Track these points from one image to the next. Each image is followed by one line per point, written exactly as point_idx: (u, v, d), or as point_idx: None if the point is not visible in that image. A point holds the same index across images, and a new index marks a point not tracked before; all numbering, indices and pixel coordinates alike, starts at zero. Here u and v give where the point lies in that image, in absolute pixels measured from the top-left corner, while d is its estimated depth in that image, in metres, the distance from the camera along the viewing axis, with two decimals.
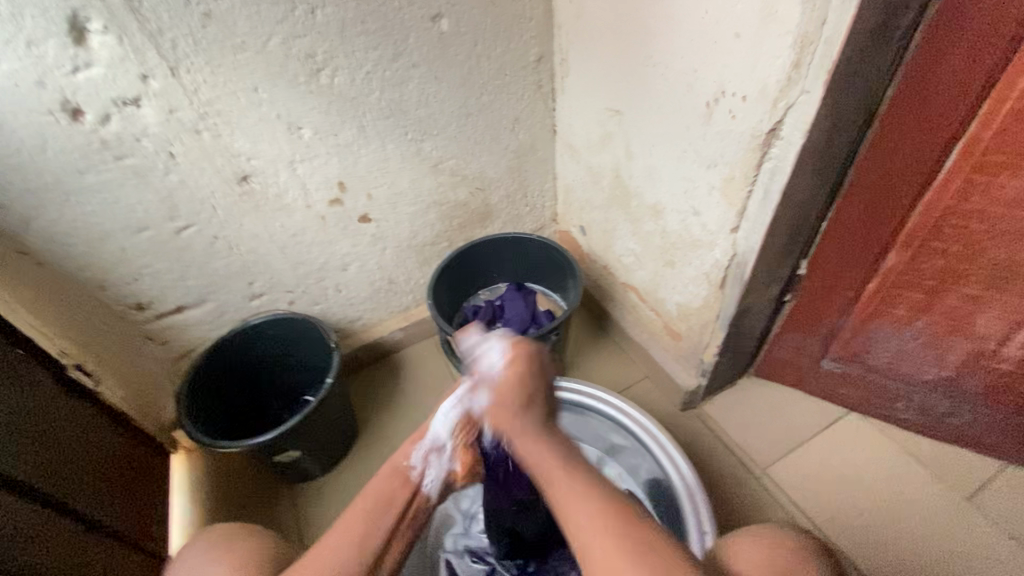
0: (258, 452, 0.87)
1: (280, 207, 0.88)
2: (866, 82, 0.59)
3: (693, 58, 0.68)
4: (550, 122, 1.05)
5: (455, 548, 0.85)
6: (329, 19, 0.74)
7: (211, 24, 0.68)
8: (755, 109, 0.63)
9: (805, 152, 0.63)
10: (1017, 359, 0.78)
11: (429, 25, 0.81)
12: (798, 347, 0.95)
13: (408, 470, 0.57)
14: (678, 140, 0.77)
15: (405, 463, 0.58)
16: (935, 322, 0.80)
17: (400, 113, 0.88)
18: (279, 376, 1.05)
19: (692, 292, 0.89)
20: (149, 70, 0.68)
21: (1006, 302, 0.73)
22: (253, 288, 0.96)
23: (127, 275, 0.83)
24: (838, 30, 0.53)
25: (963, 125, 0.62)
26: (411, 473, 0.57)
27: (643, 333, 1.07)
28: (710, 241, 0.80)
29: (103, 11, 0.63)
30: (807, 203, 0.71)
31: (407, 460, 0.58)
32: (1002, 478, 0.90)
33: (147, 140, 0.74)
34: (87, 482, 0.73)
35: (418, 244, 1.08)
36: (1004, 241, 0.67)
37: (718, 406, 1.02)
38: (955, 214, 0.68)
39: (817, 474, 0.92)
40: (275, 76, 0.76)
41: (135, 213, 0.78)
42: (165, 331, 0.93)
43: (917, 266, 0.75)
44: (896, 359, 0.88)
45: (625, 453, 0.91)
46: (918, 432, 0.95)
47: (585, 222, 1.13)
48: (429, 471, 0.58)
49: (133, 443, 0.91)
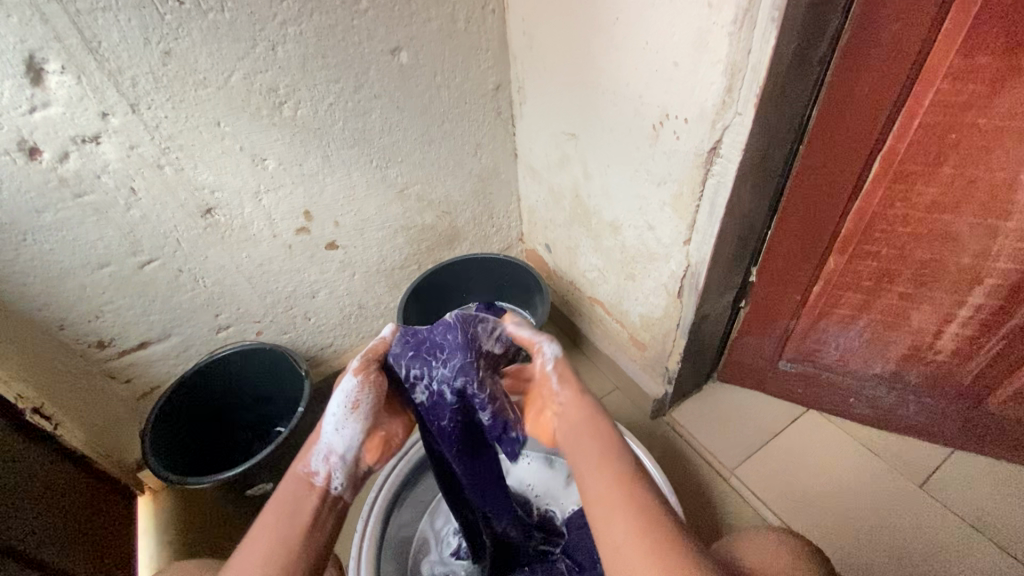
0: (228, 486, 0.85)
1: (245, 237, 0.89)
2: (791, 102, 0.65)
3: (638, 85, 0.73)
4: (511, 146, 1.10)
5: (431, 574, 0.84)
6: (290, 55, 0.76)
7: (172, 61, 0.70)
8: (696, 130, 0.68)
9: (743, 168, 0.68)
10: (951, 350, 0.85)
11: (389, 57, 0.84)
12: (756, 349, 0.99)
13: (310, 477, 0.54)
14: (630, 161, 0.81)
15: (304, 470, 0.55)
16: (876, 319, 0.86)
17: (364, 142, 0.90)
18: (249, 408, 1.04)
19: (653, 302, 0.93)
20: (108, 108, 0.69)
21: (935, 298, 0.79)
22: (220, 320, 0.96)
23: (88, 313, 0.82)
24: (761, 58, 0.58)
25: (880, 138, 0.68)
26: (313, 479, 0.54)
27: (611, 345, 1.10)
28: (666, 254, 0.84)
29: (61, 52, 0.64)
30: (750, 214, 0.76)
31: (305, 467, 0.55)
32: (950, 461, 0.96)
33: (108, 176, 0.74)
34: (46, 529, 0.70)
35: (387, 269, 1.09)
36: (928, 242, 0.74)
37: (685, 412, 1.06)
38: (883, 219, 0.74)
39: (782, 472, 0.96)
40: (237, 111, 0.77)
41: (96, 249, 0.78)
42: (128, 369, 0.91)
43: (855, 269, 0.81)
44: (845, 356, 0.94)
45: None
46: (873, 425, 1.01)
47: (550, 240, 1.16)
48: (333, 473, 0.55)
49: (95, 486, 0.88)
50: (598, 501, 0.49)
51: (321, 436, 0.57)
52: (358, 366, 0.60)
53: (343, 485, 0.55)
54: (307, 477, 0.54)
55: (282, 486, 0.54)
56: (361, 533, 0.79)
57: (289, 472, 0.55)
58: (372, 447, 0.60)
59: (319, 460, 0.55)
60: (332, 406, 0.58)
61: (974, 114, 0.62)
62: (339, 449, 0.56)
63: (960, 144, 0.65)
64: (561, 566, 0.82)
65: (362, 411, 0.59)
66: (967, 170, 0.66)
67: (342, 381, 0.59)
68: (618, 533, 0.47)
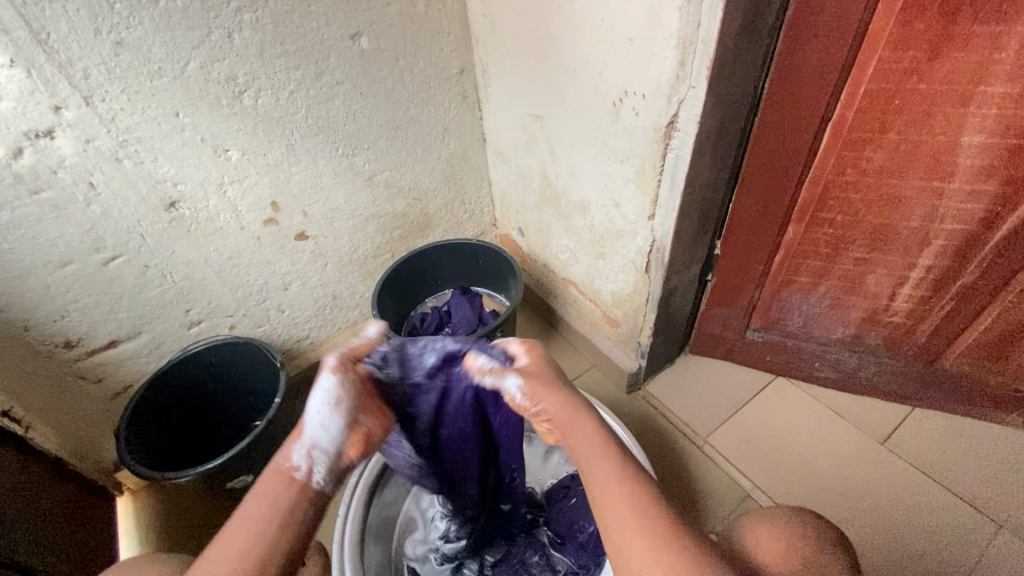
0: (206, 480, 0.85)
1: (212, 230, 0.88)
2: (743, 73, 0.66)
3: (596, 62, 0.74)
4: (478, 130, 1.10)
5: (418, 555, 0.85)
6: (247, 42, 0.75)
7: (124, 51, 0.68)
8: (653, 105, 0.70)
9: (700, 141, 0.70)
10: (906, 311, 0.89)
11: (349, 43, 0.84)
12: (724, 320, 1.02)
13: (292, 473, 0.52)
14: (594, 139, 0.83)
15: (287, 465, 0.52)
16: (834, 285, 0.89)
17: (329, 129, 0.90)
18: (225, 403, 1.03)
19: (623, 279, 0.95)
20: (61, 101, 0.68)
21: (888, 261, 0.83)
22: (192, 315, 0.95)
23: (52, 313, 0.80)
24: (710, 31, 0.60)
25: (830, 107, 0.70)
26: (296, 474, 0.52)
27: (586, 323, 1.12)
28: (632, 230, 0.86)
29: (8, 45, 0.62)
30: (710, 186, 0.78)
31: (288, 461, 0.52)
32: (909, 418, 1.00)
33: (65, 171, 0.72)
34: (19, 531, 0.70)
35: (359, 258, 1.09)
36: (879, 207, 0.77)
37: (659, 385, 1.09)
38: (836, 186, 0.77)
39: (753, 437, 0.99)
40: (194, 101, 0.76)
41: (57, 247, 0.76)
42: (99, 368, 0.89)
43: (812, 237, 0.84)
44: (808, 323, 0.97)
45: None
46: (836, 388, 1.05)
47: (522, 224, 1.17)
48: (316, 468, 0.52)
49: (70, 486, 0.87)
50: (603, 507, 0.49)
51: (304, 431, 0.55)
52: (336, 367, 0.58)
53: (324, 478, 0.53)
54: (290, 471, 0.52)
55: (262, 482, 0.52)
56: (344, 518, 0.81)
57: (270, 469, 0.52)
58: (352, 443, 0.57)
59: (302, 454, 0.53)
60: (313, 399, 0.56)
61: (915, 80, 0.65)
62: (322, 442, 0.54)
63: (903, 110, 0.68)
64: (544, 539, 0.84)
65: (342, 403, 0.57)
66: (911, 136, 0.69)
67: (323, 377, 0.57)
68: (627, 536, 0.47)
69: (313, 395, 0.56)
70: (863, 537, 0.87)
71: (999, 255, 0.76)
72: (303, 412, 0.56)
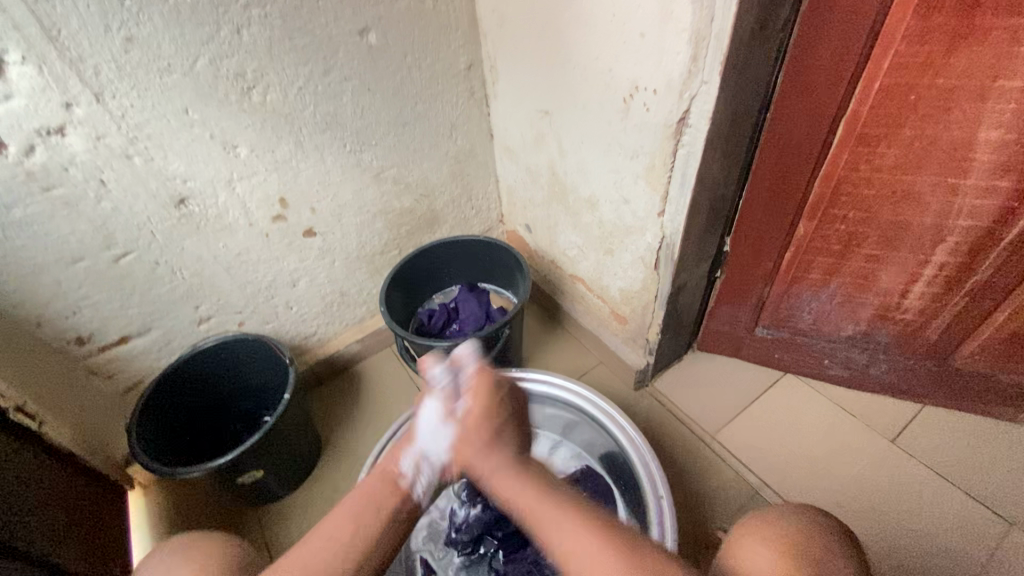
0: (217, 475, 0.86)
1: (221, 227, 0.88)
2: (756, 68, 0.66)
3: (607, 58, 0.73)
4: (486, 126, 1.10)
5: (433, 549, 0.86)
6: (256, 38, 0.75)
7: (134, 48, 0.68)
8: (665, 101, 0.69)
9: (711, 137, 0.69)
10: (918, 308, 0.88)
11: (357, 38, 0.84)
12: (734, 317, 1.02)
13: (398, 479, 0.59)
14: (603, 135, 0.82)
15: (394, 472, 0.60)
16: (845, 282, 0.89)
17: (337, 126, 0.90)
18: (234, 398, 1.03)
19: (631, 276, 0.94)
20: (72, 98, 0.68)
21: (901, 258, 0.82)
22: (201, 311, 0.95)
23: (64, 309, 0.81)
24: (724, 26, 0.59)
25: (844, 102, 0.69)
26: (400, 480, 0.59)
27: (593, 320, 1.12)
28: (641, 227, 0.86)
29: (20, 42, 0.62)
30: (721, 183, 0.78)
31: (396, 467, 0.60)
32: (919, 416, 1.00)
33: (76, 168, 0.72)
34: (34, 526, 0.71)
35: (367, 254, 1.09)
36: (891, 204, 0.76)
37: (668, 382, 1.08)
38: (848, 182, 0.77)
39: (762, 435, 0.99)
40: (204, 97, 0.76)
41: (68, 244, 0.77)
42: (111, 364, 0.90)
43: (824, 234, 0.83)
44: (818, 320, 0.97)
45: (580, 430, 0.98)
46: (846, 386, 1.04)
47: (529, 220, 1.17)
48: (420, 478, 0.60)
49: (82, 480, 0.88)
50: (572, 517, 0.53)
51: (414, 443, 0.63)
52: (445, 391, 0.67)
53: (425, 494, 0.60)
54: (395, 478, 0.59)
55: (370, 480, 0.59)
56: None
57: (378, 469, 0.61)
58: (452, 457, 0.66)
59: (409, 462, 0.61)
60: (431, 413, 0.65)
61: (931, 74, 0.64)
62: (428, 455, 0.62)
63: (919, 105, 0.67)
64: None
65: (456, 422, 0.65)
66: (926, 131, 0.68)
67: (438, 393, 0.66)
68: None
69: (427, 405, 0.66)
70: (872, 536, 0.87)
71: (1013, 253, 0.76)
72: (414, 427, 0.65)
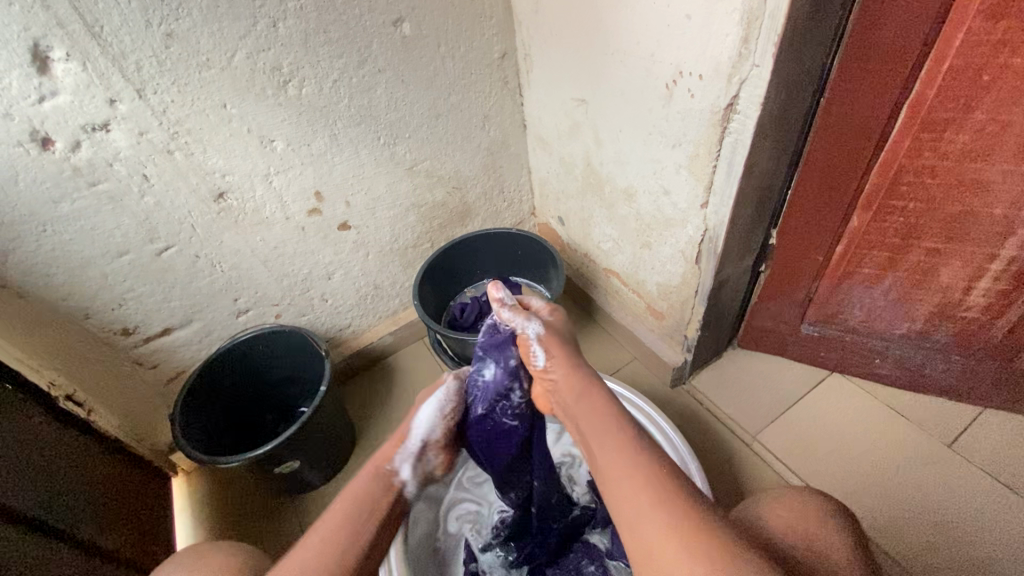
0: (257, 465, 0.88)
1: (258, 221, 0.89)
2: (811, 50, 0.62)
3: (649, 42, 0.70)
4: (519, 117, 1.07)
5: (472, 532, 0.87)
6: (291, 31, 0.75)
7: (174, 43, 0.69)
8: (711, 86, 0.66)
9: (762, 123, 0.65)
10: (983, 305, 0.82)
11: (391, 29, 0.82)
12: (777, 314, 0.98)
13: (392, 476, 0.58)
14: (643, 124, 0.79)
15: (388, 466, 0.59)
16: (903, 276, 0.83)
17: (370, 118, 0.89)
18: (272, 390, 1.05)
19: (670, 270, 0.91)
20: (115, 94, 0.69)
21: (966, 252, 0.76)
22: (240, 303, 0.97)
23: (111, 301, 0.83)
24: (779, 4, 0.55)
25: (908, 83, 0.65)
26: (394, 479, 0.58)
27: (628, 315, 1.09)
28: (682, 219, 0.82)
29: (65, 39, 0.63)
30: (770, 172, 0.74)
31: (390, 463, 0.59)
32: (980, 420, 0.94)
33: (120, 163, 0.74)
34: (85, 511, 0.73)
35: (400, 247, 1.09)
36: (958, 193, 0.71)
37: (706, 379, 1.05)
38: (910, 171, 0.72)
39: (807, 436, 0.95)
40: (242, 92, 0.76)
41: (114, 238, 0.78)
42: (154, 355, 0.92)
43: (880, 225, 0.79)
44: (870, 317, 0.92)
45: None
46: (897, 386, 0.99)
47: (562, 212, 1.15)
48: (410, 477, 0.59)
49: (128, 467, 0.90)
50: (622, 498, 0.47)
51: (408, 439, 0.61)
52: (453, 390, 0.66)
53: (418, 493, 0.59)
54: (388, 473, 0.58)
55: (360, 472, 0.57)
56: None
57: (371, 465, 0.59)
58: (442, 461, 0.65)
59: (405, 464, 0.59)
60: (423, 412, 0.64)
61: (1008, 53, 0.59)
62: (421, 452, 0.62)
63: (993, 86, 0.61)
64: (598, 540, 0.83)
65: (448, 413, 0.65)
66: (1001, 115, 0.63)
67: (440, 389, 0.65)
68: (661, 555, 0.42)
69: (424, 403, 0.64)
70: (929, 545, 0.82)
71: None
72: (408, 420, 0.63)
